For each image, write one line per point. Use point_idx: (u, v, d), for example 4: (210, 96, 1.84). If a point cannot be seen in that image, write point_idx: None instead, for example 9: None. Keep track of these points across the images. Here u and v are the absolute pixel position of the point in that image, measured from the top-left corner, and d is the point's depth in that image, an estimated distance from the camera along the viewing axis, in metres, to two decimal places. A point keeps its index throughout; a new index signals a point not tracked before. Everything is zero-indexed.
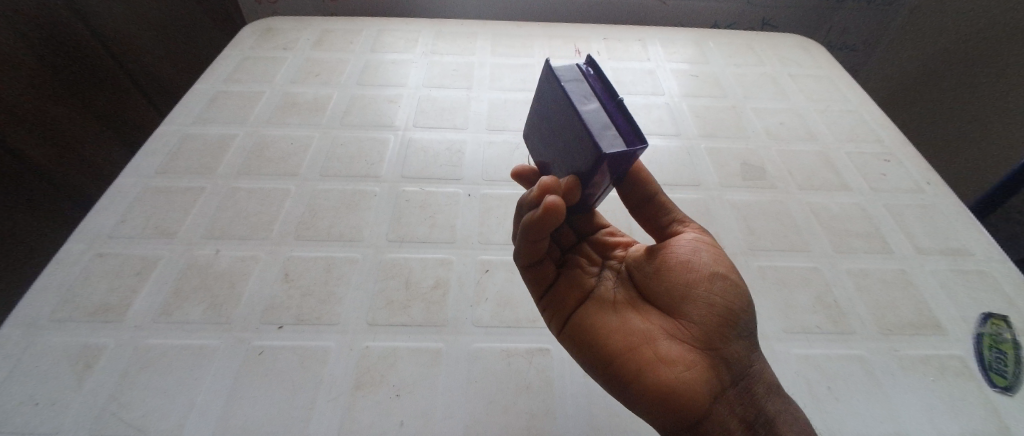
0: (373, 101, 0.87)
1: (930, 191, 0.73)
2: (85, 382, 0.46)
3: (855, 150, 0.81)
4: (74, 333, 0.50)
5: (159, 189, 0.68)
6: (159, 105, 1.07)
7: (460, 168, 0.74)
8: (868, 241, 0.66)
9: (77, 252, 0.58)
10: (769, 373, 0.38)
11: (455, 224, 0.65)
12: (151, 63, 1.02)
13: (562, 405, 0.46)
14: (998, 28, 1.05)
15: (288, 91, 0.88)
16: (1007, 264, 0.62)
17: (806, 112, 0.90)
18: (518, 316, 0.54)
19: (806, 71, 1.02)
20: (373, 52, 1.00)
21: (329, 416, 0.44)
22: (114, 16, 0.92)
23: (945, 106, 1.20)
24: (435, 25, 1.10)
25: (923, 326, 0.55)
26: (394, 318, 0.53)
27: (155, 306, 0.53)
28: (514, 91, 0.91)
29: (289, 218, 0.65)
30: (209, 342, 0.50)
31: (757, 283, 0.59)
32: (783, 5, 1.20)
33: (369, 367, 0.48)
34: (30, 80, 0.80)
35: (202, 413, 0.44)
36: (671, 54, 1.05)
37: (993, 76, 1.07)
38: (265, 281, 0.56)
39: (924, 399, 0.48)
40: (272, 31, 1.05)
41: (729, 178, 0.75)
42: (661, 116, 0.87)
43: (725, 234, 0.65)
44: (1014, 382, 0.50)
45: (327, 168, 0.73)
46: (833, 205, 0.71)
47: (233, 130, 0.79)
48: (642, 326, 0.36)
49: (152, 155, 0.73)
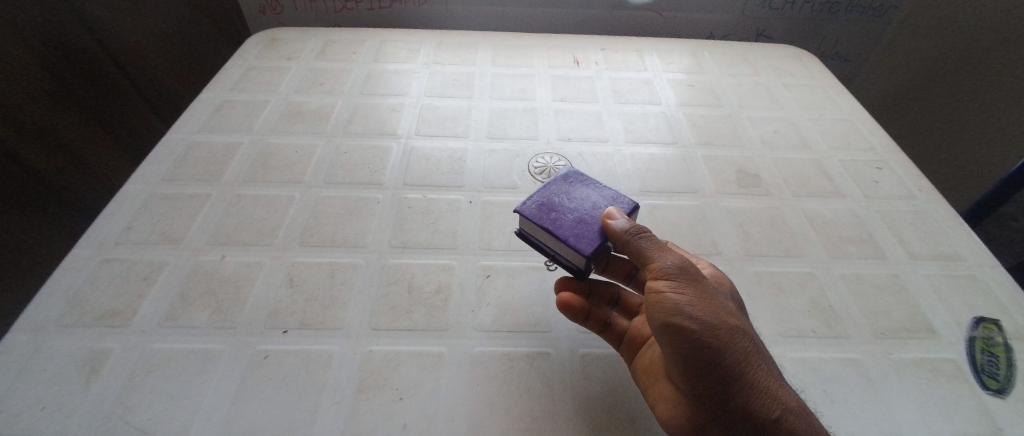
0: (376, 110, 0.89)
1: (921, 198, 0.75)
2: (91, 385, 0.46)
3: (849, 158, 0.83)
4: (82, 337, 0.51)
5: (166, 196, 0.69)
6: (165, 116, 1.10)
7: (461, 175, 0.76)
8: (861, 247, 0.67)
9: (85, 258, 0.59)
10: (781, 396, 0.36)
11: (456, 231, 0.66)
12: (158, 75, 1.04)
13: (563, 406, 0.47)
14: (988, 36, 1.09)
15: (292, 100, 0.90)
16: (996, 268, 0.64)
17: (801, 121, 0.92)
18: (519, 321, 0.55)
19: (799, 80, 1.05)
20: (375, 62, 1.02)
21: (331, 420, 0.44)
22: (124, 32, 0.95)
23: (931, 119, 1.26)
24: (436, 36, 1.12)
25: (916, 329, 0.57)
26: (396, 323, 0.54)
27: (161, 312, 0.54)
28: (513, 100, 0.93)
29: (293, 224, 0.66)
30: (213, 347, 0.51)
31: (752, 287, 0.60)
32: (778, 17, 1.23)
33: (373, 370, 0.49)
34: (36, 90, 0.82)
35: (208, 416, 0.44)
36: (668, 64, 1.08)
37: (977, 91, 1.13)
38: (270, 286, 0.57)
39: (917, 400, 0.49)
40: (277, 42, 1.07)
41: (726, 185, 0.76)
42: (658, 124, 0.89)
43: (721, 239, 0.67)
44: (1006, 384, 0.51)
45: (332, 175, 0.74)
46: (826, 212, 0.72)
47: (239, 138, 0.81)
48: (658, 365, 0.44)
49: (159, 162, 0.75)
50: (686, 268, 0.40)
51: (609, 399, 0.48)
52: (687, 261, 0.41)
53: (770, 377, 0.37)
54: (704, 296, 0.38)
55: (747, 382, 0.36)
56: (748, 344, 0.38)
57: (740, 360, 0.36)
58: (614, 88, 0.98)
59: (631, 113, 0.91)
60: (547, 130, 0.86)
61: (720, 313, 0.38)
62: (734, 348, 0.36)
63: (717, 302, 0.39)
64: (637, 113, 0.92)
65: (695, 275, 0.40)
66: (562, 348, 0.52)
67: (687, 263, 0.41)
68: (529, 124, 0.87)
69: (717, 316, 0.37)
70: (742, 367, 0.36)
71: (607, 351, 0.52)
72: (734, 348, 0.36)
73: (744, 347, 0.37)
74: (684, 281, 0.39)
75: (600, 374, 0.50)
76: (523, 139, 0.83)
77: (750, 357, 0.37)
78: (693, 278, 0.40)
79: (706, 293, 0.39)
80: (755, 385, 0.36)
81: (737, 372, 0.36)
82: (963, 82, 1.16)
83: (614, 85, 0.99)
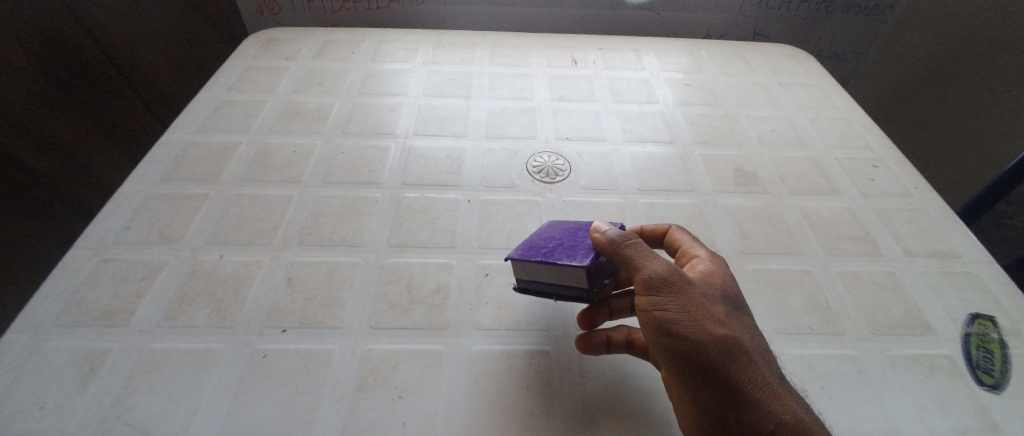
0: (374, 110, 0.89)
1: (918, 196, 0.75)
2: (89, 385, 0.46)
3: (846, 157, 0.83)
4: (80, 337, 0.51)
5: (164, 196, 0.69)
6: (163, 117, 1.09)
7: (460, 174, 0.76)
8: (858, 244, 0.68)
9: (83, 258, 0.59)
10: (787, 404, 0.34)
11: (455, 230, 0.66)
12: (155, 76, 1.04)
13: (563, 404, 0.47)
14: (981, 35, 1.10)
15: (290, 100, 0.90)
16: (992, 265, 0.64)
17: (798, 119, 0.92)
18: (518, 319, 0.55)
19: (796, 79, 1.05)
20: (373, 62, 1.02)
21: (331, 418, 0.45)
22: (122, 32, 0.95)
23: (927, 117, 1.27)
24: (434, 36, 1.12)
25: (913, 326, 0.57)
26: (396, 321, 0.54)
27: (160, 312, 0.54)
28: (512, 99, 0.93)
29: (292, 223, 0.66)
30: (213, 346, 0.50)
31: (750, 285, 0.60)
32: (775, 17, 1.23)
33: (373, 369, 0.49)
34: (34, 91, 0.81)
35: (207, 415, 0.44)
36: (665, 63, 1.08)
37: (970, 91, 1.14)
38: (269, 285, 0.57)
39: (914, 396, 0.49)
40: (275, 42, 1.07)
41: (723, 183, 0.77)
42: (656, 123, 0.89)
43: (719, 238, 0.67)
44: (1001, 379, 0.51)
45: (330, 175, 0.74)
46: (823, 210, 0.73)
47: (237, 138, 0.81)
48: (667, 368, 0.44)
49: (157, 162, 0.75)
50: (672, 278, 0.38)
51: (608, 396, 0.48)
52: (674, 267, 0.39)
53: (772, 385, 0.35)
54: (691, 308, 0.37)
55: (747, 396, 0.35)
56: (745, 353, 0.36)
57: (735, 373, 0.35)
58: (612, 88, 0.99)
59: (629, 113, 0.92)
60: (545, 130, 0.86)
61: (712, 326, 0.36)
62: (728, 361, 0.35)
63: (709, 311, 0.37)
64: (634, 112, 0.92)
65: (682, 284, 0.38)
66: (561, 346, 0.53)
67: (673, 271, 0.38)
68: (527, 124, 0.87)
69: (705, 332, 0.35)
70: (739, 380, 0.35)
71: (605, 350, 0.52)
72: (728, 361, 0.35)
73: (741, 358, 0.35)
74: (672, 294, 0.37)
75: (599, 373, 0.50)
76: (522, 138, 0.84)
77: (747, 368, 0.35)
78: (680, 289, 0.37)
79: (695, 304, 0.37)
80: (756, 397, 0.35)
81: (734, 386, 0.35)
82: (957, 81, 1.17)
83: (612, 84, 1.00)
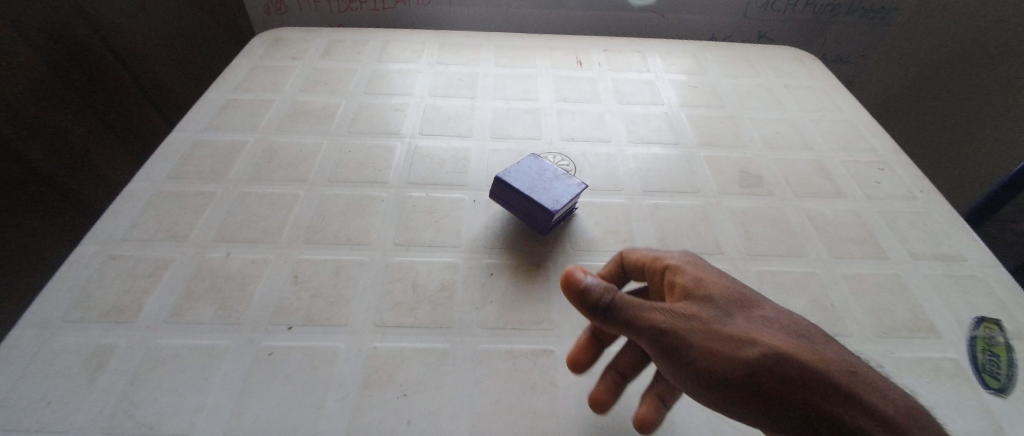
0: (380, 109, 0.89)
1: (923, 199, 0.75)
2: (97, 380, 0.47)
3: (850, 159, 0.83)
4: (88, 333, 0.51)
5: (171, 194, 0.70)
6: (169, 115, 1.10)
7: (464, 174, 0.76)
8: (863, 247, 0.67)
9: (90, 255, 0.60)
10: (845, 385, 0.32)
11: (460, 229, 0.66)
12: (162, 75, 1.05)
13: (567, 402, 0.47)
14: (992, 39, 1.11)
15: (296, 99, 0.91)
16: (997, 268, 0.64)
17: (802, 122, 0.92)
18: (523, 318, 0.55)
19: (800, 82, 1.05)
20: (379, 62, 1.03)
21: (337, 415, 0.45)
22: (129, 32, 0.96)
23: (932, 121, 1.28)
24: (438, 37, 1.13)
25: (918, 328, 0.57)
26: (401, 320, 0.54)
27: (167, 308, 0.54)
28: (516, 100, 0.94)
29: (298, 221, 0.66)
30: (219, 343, 0.51)
31: (754, 287, 0.61)
32: (779, 20, 1.23)
33: (378, 367, 0.49)
34: (42, 89, 0.82)
35: (213, 411, 0.45)
36: (670, 65, 1.08)
37: (981, 94, 1.15)
38: (275, 282, 0.58)
39: (920, 399, 0.49)
40: (281, 42, 1.08)
41: (727, 185, 0.77)
42: (660, 125, 0.89)
43: (723, 239, 0.67)
44: (1007, 383, 0.51)
45: (336, 174, 0.75)
46: (828, 212, 0.73)
47: (244, 137, 0.81)
48: None
49: (165, 160, 0.75)
50: (663, 322, 0.36)
51: None
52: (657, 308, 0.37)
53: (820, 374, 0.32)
54: (696, 345, 0.35)
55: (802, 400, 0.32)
56: (773, 355, 0.33)
57: (775, 383, 0.32)
58: (617, 89, 0.99)
59: (633, 114, 0.92)
60: (549, 130, 0.86)
61: (727, 351, 0.34)
62: (763, 377, 0.33)
63: (710, 335, 0.35)
64: (639, 113, 0.92)
65: (674, 323, 0.36)
66: (565, 345, 0.53)
67: (657, 311, 0.36)
68: (532, 124, 0.88)
69: (725, 362, 0.34)
70: (783, 390, 0.32)
71: (609, 349, 0.53)
72: (762, 377, 0.33)
73: (776, 366, 0.33)
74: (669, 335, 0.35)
75: (603, 372, 0.50)
76: (526, 139, 0.84)
77: (784, 369, 0.33)
78: (676, 331, 0.35)
79: (697, 336, 0.35)
80: (808, 399, 0.32)
81: (782, 396, 0.32)
82: (966, 84, 1.18)
83: (616, 85, 1.00)
